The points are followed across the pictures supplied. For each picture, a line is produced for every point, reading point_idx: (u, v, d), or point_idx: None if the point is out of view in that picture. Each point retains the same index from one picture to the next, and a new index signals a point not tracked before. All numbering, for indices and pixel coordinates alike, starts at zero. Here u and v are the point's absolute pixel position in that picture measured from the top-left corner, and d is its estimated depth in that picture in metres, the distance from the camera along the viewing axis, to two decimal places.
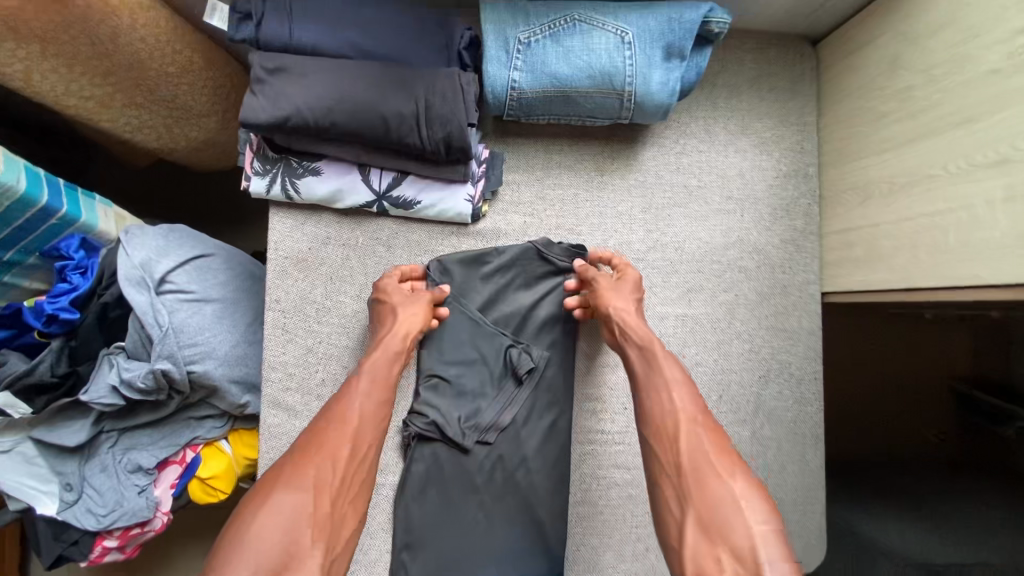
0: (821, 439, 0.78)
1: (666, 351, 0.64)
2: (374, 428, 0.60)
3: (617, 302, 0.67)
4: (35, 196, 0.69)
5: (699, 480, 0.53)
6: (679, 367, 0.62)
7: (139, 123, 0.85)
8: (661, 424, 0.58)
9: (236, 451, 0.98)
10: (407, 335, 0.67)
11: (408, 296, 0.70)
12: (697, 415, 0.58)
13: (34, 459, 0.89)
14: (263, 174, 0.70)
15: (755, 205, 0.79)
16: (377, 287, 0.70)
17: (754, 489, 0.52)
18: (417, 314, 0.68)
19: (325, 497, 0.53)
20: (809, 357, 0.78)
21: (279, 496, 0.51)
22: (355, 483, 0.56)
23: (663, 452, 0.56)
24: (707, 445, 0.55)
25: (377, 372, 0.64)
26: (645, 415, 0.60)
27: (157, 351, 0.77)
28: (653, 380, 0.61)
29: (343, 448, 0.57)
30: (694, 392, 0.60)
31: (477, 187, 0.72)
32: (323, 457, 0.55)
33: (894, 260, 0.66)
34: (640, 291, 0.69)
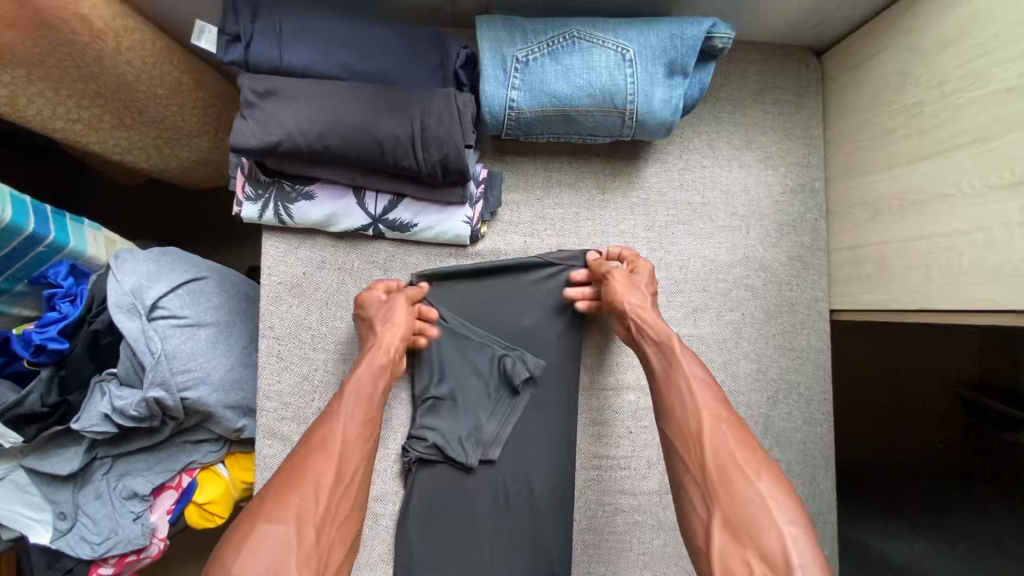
0: (832, 461, 0.76)
1: (684, 346, 0.61)
2: (360, 449, 0.58)
3: (633, 299, 0.65)
4: (21, 225, 0.68)
5: (725, 479, 0.51)
6: (698, 363, 0.60)
7: (129, 144, 0.83)
8: (684, 423, 0.56)
9: (233, 474, 0.97)
10: (391, 348, 0.64)
11: (388, 307, 0.67)
12: (720, 410, 0.56)
13: (27, 487, 0.88)
14: (255, 199, 0.68)
15: (761, 221, 0.77)
16: (356, 304, 0.67)
17: (782, 487, 0.50)
18: (399, 326, 0.66)
19: (310, 525, 0.51)
20: (818, 377, 0.76)
21: (262, 529, 0.49)
22: (341, 509, 0.53)
23: (686, 450, 0.55)
24: (731, 442, 0.53)
25: (360, 390, 0.61)
26: (665, 412, 0.58)
27: (149, 379, 0.75)
28: (671, 377, 0.59)
29: (326, 473, 0.54)
30: (716, 388, 0.58)
31: (475, 209, 0.70)
32: (306, 485, 0.52)
33: (905, 281, 0.64)
34: (653, 285, 0.68)
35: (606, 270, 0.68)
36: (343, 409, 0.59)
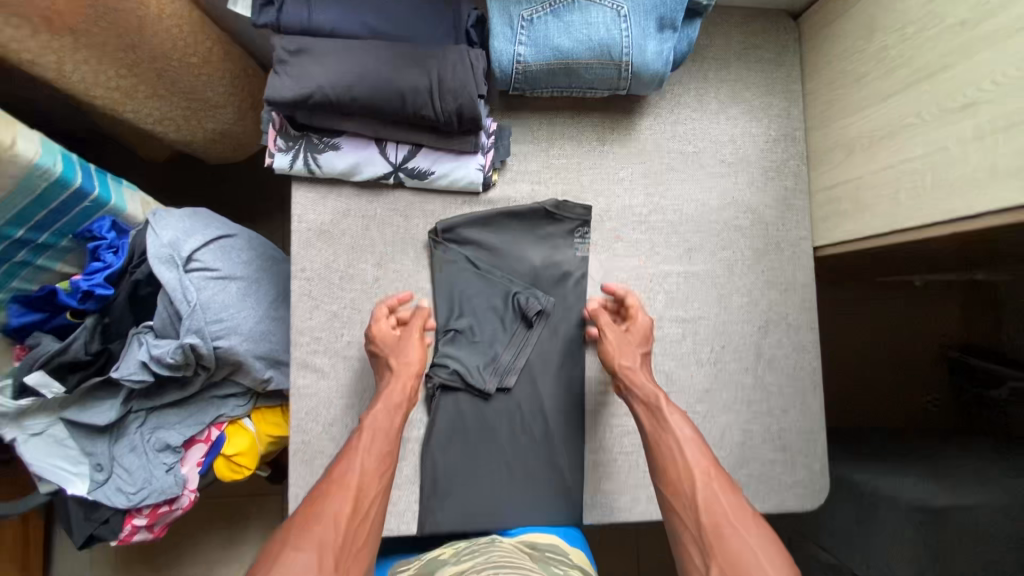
0: (821, 385, 0.83)
1: (673, 406, 0.70)
2: (376, 484, 0.65)
3: (622, 358, 0.74)
4: (71, 179, 0.74)
5: (719, 536, 0.59)
6: (686, 422, 0.69)
7: (161, 115, 0.89)
8: (678, 480, 0.65)
9: (258, 429, 1.01)
10: (406, 385, 0.72)
11: (399, 340, 0.73)
12: (709, 468, 0.65)
13: (65, 441, 0.93)
14: (286, 151, 0.74)
15: (748, 167, 0.84)
16: (369, 338, 0.73)
17: (769, 540, 0.58)
18: (412, 356, 0.73)
19: (332, 554, 0.57)
20: (805, 307, 0.83)
21: (291, 556, 0.55)
22: (357, 539, 0.60)
23: (682, 508, 0.64)
24: (721, 498, 0.62)
25: (379, 426, 0.69)
26: (662, 473, 0.67)
27: (186, 326, 0.82)
28: (662, 435, 0.68)
29: (346, 506, 0.61)
30: (703, 446, 0.68)
31: (487, 157, 0.77)
32: (327, 517, 0.59)
33: (877, 207, 0.71)
34: (645, 342, 0.75)
35: (600, 327, 0.76)
36: (361, 447, 0.67)
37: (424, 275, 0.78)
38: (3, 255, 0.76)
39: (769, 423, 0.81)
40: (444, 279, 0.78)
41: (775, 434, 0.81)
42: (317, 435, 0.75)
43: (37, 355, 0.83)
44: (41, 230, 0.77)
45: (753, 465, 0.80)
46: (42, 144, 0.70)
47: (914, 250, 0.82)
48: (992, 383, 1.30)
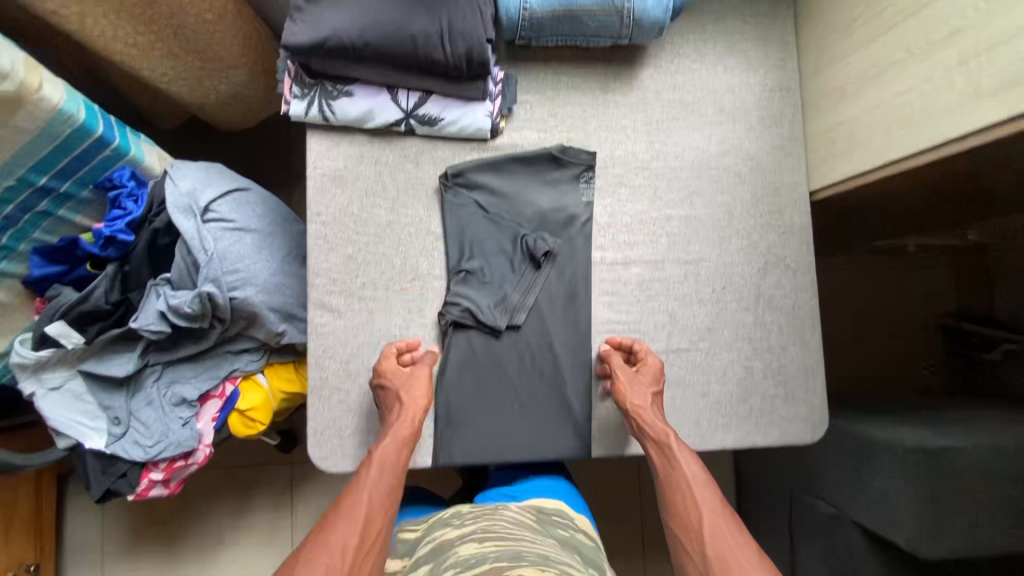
0: (819, 323, 0.86)
1: (682, 446, 0.75)
2: (382, 516, 0.67)
3: (635, 398, 0.75)
4: (93, 126, 0.77)
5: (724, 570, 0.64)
6: (695, 461, 0.74)
7: (175, 74, 0.92)
8: (687, 517, 0.70)
9: (272, 384, 1.03)
10: (414, 419, 0.74)
11: (409, 375, 0.75)
12: (717, 505, 0.70)
13: (83, 395, 0.95)
14: (301, 98, 0.76)
15: (746, 116, 0.86)
16: (378, 373, 0.75)
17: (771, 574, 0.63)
18: (420, 391, 0.74)
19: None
20: (803, 249, 0.86)
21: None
22: (364, 569, 0.62)
23: (690, 543, 0.68)
24: (726, 536, 0.67)
25: (387, 460, 0.71)
26: (673, 510, 0.71)
27: (203, 275, 0.84)
28: (673, 474, 0.73)
29: (354, 536, 0.63)
30: (711, 484, 0.72)
31: (494, 104, 0.80)
32: (334, 546, 0.62)
33: (870, 144, 0.75)
34: (657, 382, 0.77)
35: (613, 367, 0.78)
36: (368, 480, 0.69)
37: (435, 219, 0.81)
38: (26, 203, 0.79)
39: (769, 360, 0.84)
40: (455, 223, 0.81)
41: (776, 370, 0.84)
42: (334, 373, 0.78)
43: (57, 305, 0.86)
44: (64, 178, 0.80)
45: (754, 399, 0.83)
46: (65, 91, 0.73)
47: (905, 191, 0.85)
48: (986, 346, 1.33)
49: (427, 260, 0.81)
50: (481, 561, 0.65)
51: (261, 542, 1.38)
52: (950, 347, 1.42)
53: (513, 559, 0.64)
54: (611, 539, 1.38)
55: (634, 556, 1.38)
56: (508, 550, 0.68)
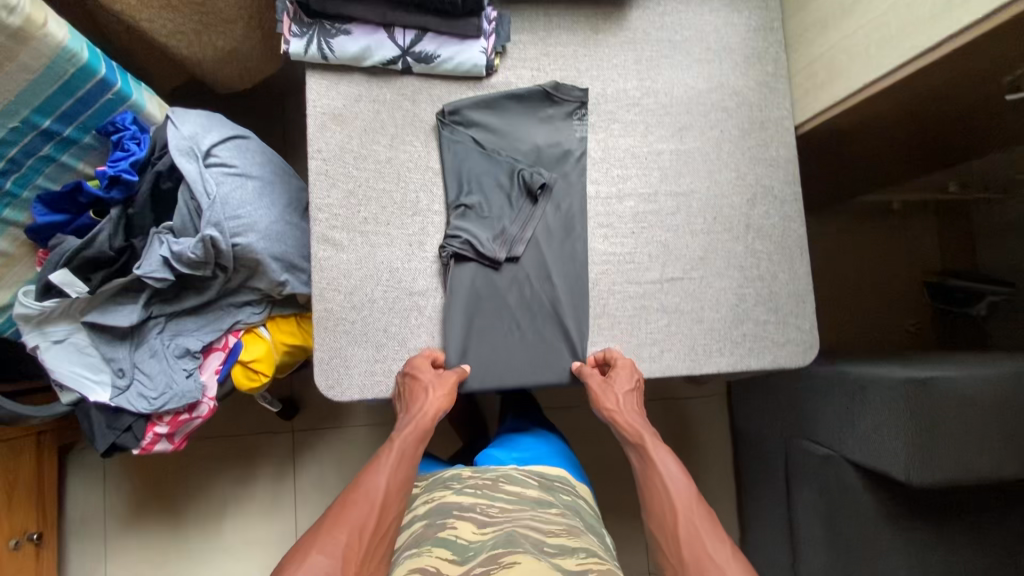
0: (807, 252, 0.89)
1: (659, 446, 0.78)
2: (396, 505, 0.70)
3: (607, 403, 0.78)
4: (95, 67, 0.79)
5: (698, 566, 0.65)
6: (672, 459, 0.76)
7: (173, 28, 0.93)
8: (663, 514, 0.71)
9: (275, 336, 1.02)
10: (433, 413, 0.76)
11: (438, 376, 0.78)
12: (692, 500, 0.71)
13: (86, 348, 0.96)
14: (301, 37, 0.78)
15: (731, 54, 0.89)
16: (410, 366, 0.78)
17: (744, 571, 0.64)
18: (445, 393, 0.76)
19: (353, 563, 0.63)
20: (789, 181, 0.89)
21: (314, 559, 0.62)
22: (377, 552, 0.65)
23: (665, 541, 0.69)
24: (701, 532, 0.68)
25: (405, 450, 0.74)
26: (651, 510, 0.73)
27: (206, 218, 0.86)
28: (650, 474, 0.75)
29: (370, 520, 0.67)
30: (689, 483, 0.74)
31: (489, 42, 0.82)
32: (353, 526, 0.66)
33: (851, 69, 0.78)
34: (630, 383, 0.80)
35: (584, 374, 0.81)
36: (386, 465, 0.72)
37: (433, 156, 0.83)
38: (29, 146, 0.81)
39: (761, 288, 0.87)
40: (452, 159, 0.83)
41: (767, 297, 0.87)
42: (339, 304, 0.79)
43: (60, 253, 0.87)
44: (67, 121, 0.82)
45: (747, 324, 0.86)
46: (68, 31, 0.75)
47: (885, 121, 0.89)
48: (970, 301, 1.39)
49: (427, 196, 0.83)
50: (477, 551, 0.69)
51: (263, 511, 1.38)
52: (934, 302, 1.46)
53: (509, 547, 0.69)
54: (610, 498, 1.40)
55: (634, 514, 1.40)
56: (505, 533, 0.72)
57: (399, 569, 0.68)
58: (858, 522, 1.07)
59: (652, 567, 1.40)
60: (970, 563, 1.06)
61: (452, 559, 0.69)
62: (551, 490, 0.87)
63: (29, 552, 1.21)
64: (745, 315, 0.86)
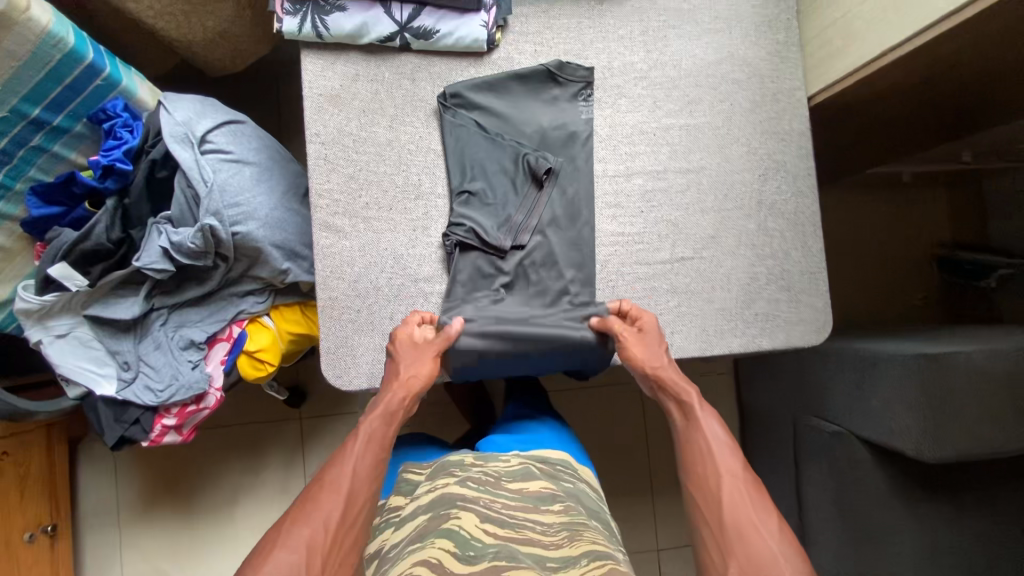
0: (820, 228, 0.86)
1: (704, 406, 0.73)
2: (366, 489, 0.64)
3: (649, 360, 0.75)
4: (82, 53, 0.76)
5: (741, 535, 0.60)
6: (717, 423, 0.71)
7: (161, 9, 0.90)
8: (703, 476, 0.66)
9: (279, 325, 1.01)
10: (407, 395, 0.72)
11: (414, 348, 0.75)
12: (739, 470, 0.66)
13: (91, 342, 0.95)
14: (294, 14, 0.75)
15: (742, 23, 0.86)
16: (392, 337, 0.75)
17: (794, 546, 0.59)
18: (421, 369, 0.73)
19: (319, 558, 0.57)
20: (802, 155, 0.86)
21: (275, 558, 0.56)
22: (346, 544, 0.59)
23: (706, 506, 0.64)
24: (746, 502, 0.63)
25: (375, 432, 0.69)
26: (692, 470, 0.68)
27: (205, 207, 0.84)
28: (693, 436, 0.70)
29: (337, 509, 0.61)
30: (734, 448, 0.69)
31: (490, 15, 0.79)
32: (316, 520, 0.59)
33: (868, 34, 0.75)
34: (662, 341, 0.78)
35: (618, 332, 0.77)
36: (354, 450, 0.67)
37: (435, 137, 0.81)
38: (19, 137, 0.78)
39: (773, 265, 0.85)
40: (455, 143, 0.80)
41: (779, 275, 0.84)
42: (343, 293, 0.77)
43: (58, 246, 0.85)
44: (56, 109, 0.79)
45: (759, 304, 0.84)
46: (53, 14, 0.72)
47: (903, 88, 0.85)
48: (980, 274, 1.35)
49: (430, 179, 0.81)
50: (482, 554, 0.69)
51: (273, 498, 1.39)
52: (947, 276, 1.43)
53: (512, 560, 0.68)
54: (619, 477, 1.41)
55: (642, 492, 1.41)
56: (510, 544, 0.71)
57: (403, 565, 0.69)
58: (868, 497, 1.06)
59: (662, 545, 1.41)
60: (980, 533, 1.07)
61: (456, 556, 0.68)
62: (554, 478, 0.87)
63: (44, 545, 1.21)
64: (757, 294, 0.84)
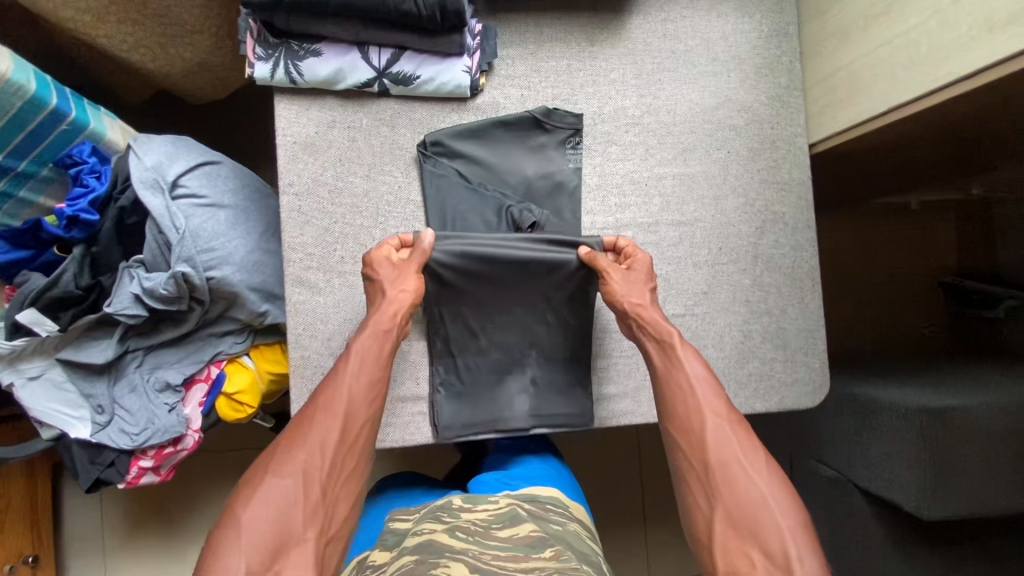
0: (819, 284, 0.83)
1: (683, 340, 0.71)
2: (361, 412, 0.66)
3: (631, 296, 0.73)
4: (45, 98, 0.73)
5: (726, 474, 0.62)
6: (697, 359, 0.70)
7: (135, 42, 0.86)
8: (687, 417, 0.66)
9: (258, 365, 0.98)
10: (396, 313, 0.70)
11: (396, 267, 0.71)
12: (721, 408, 0.66)
13: (64, 385, 0.91)
14: (266, 59, 0.71)
15: (741, 65, 0.81)
16: (368, 262, 0.72)
17: (776, 480, 0.61)
18: (406, 289, 0.71)
19: (317, 480, 0.59)
20: (802, 207, 0.82)
21: (269, 484, 0.58)
22: (345, 467, 0.62)
23: (689, 447, 0.65)
24: (730, 441, 0.64)
25: (366, 353, 0.68)
26: (674, 410, 0.68)
27: (177, 254, 0.80)
28: (674, 373, 0.69)
29: (332, 435, 0.62)
30: (714, 385, 0.69)
31: (473, 59, 0.75)
32: (312, 446, 0.61)
33: (874, 88, 0.70)
34: (647, 273, 0.74)
35: (601, 266, 0.74)
36: (347, 373, 0.66)
37: (415, 187, 0.77)
38: None
39: (769, 323, 0.81)
40: (435, 194, 0.77)
41: (774, 333, 0.81)
42: (317, 351, 0.74)
43: (25, 292, 0.83)
44: (20, 155, 0.77)
45: (752, 363, 0.80)
46: (12, 61, 0.69)
47: (910, 138, 0.81)
48: (989, 303, 1.29)
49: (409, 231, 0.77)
50: None
51: None
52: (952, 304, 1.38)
53: None
54: (611, 508, 1.36)
55: (637, 523, 1.35)
56: None
57: None
58: (868, 548, 1.02)
59: None
60: None
61: None
62: (542, 521, 0.77)
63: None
64: (750, 355, 0.80)
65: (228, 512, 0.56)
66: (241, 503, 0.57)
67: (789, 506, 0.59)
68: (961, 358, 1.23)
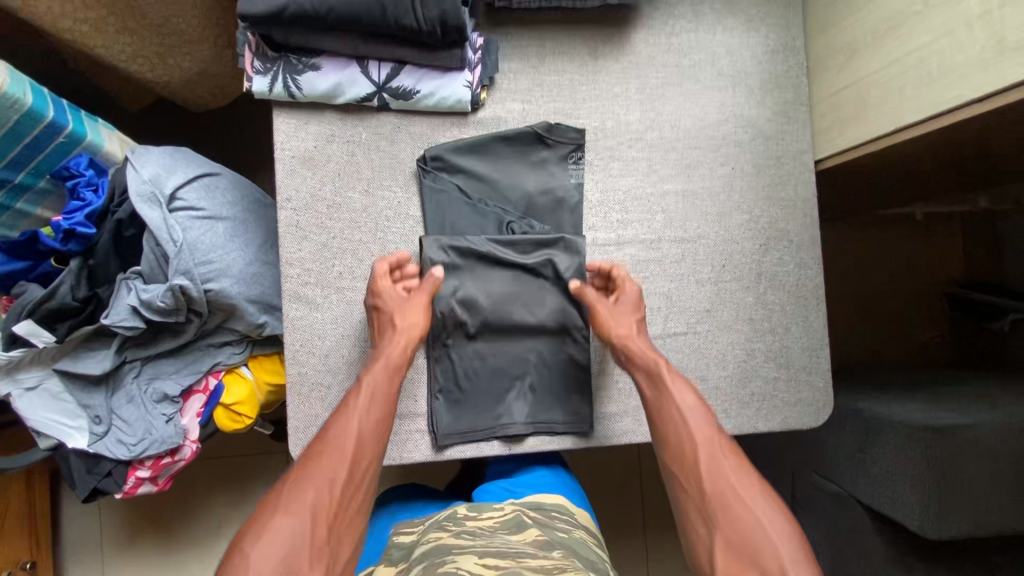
0: (823, 302, 0.82)
1: (673, 370, 0.71)
2: (370, 447, 0.64)
3: (618, 328, 0.73)
4: (42, 111, 0.73)
5: (722, 503, 0.60)
6: (691, 390, 0.69)
7: (133, 52, 0.85)
8: (682, 448, 0.65)
9: (257, 375, 0.97)
10: (405, 347, 0.71)
11: (405, 299, 0.72)
12: (713, 437, 0.66)
13: (61, 395, 0.90)
14: (264, 73, 0.70)
15: (746, 80, 0.80)
16: (374, 293, 0.72)
17: (775, 507, 0.59)
18: (415, 321, 0.71)
19: (325, 517, 0.57)
20: (807, 224, 0.81)
21: (278, 523, 0.54)
22: (352, 504, 0.60)
23: (685, 478, 0.64)
24: (725, 470, 0.63)
25: (377, 388, 0.68)
26: (668, 441, 0.67)
27: (174, 267, 0.80)
28: (666, 404, 0.69)
29: (341, 469, 0.61)
30: (708, 414, 0.68)
31: (474, 74, 0.74)
32: (319, 481, 0.59)
33: (882, 107, 0.69)
34: (638, 306, 0.75)
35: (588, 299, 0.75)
36: (357, 407, 0.66)
37: (414, 203, 0.76)
38: None
39: (772, 342, 0.80)
40: (435, 209, 0.76)
41: (777, 352, 0.80)
42: (314, 367, 0.73)
43: (23, 303, 0.82)
44: (17, 168, 0.77)
45: (755, 383, 0.79)
46: (9, 75, 0.68)
47: (917, 155, 0.80)
48: (994, 316, 1.28)
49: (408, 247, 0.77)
50: None
51: None
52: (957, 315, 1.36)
53: None
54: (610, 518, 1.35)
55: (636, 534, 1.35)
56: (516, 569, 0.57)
57: None
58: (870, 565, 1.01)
59: None
60: None
61: None
62: (548, 527, 0.73)
63: None
64: (754, 374, 0.79)
65: (236, 555, 0.52)
66: (246, 544, 0.53)
67: (789, 535, 0.57)
68: (966, 371, 1.22)
